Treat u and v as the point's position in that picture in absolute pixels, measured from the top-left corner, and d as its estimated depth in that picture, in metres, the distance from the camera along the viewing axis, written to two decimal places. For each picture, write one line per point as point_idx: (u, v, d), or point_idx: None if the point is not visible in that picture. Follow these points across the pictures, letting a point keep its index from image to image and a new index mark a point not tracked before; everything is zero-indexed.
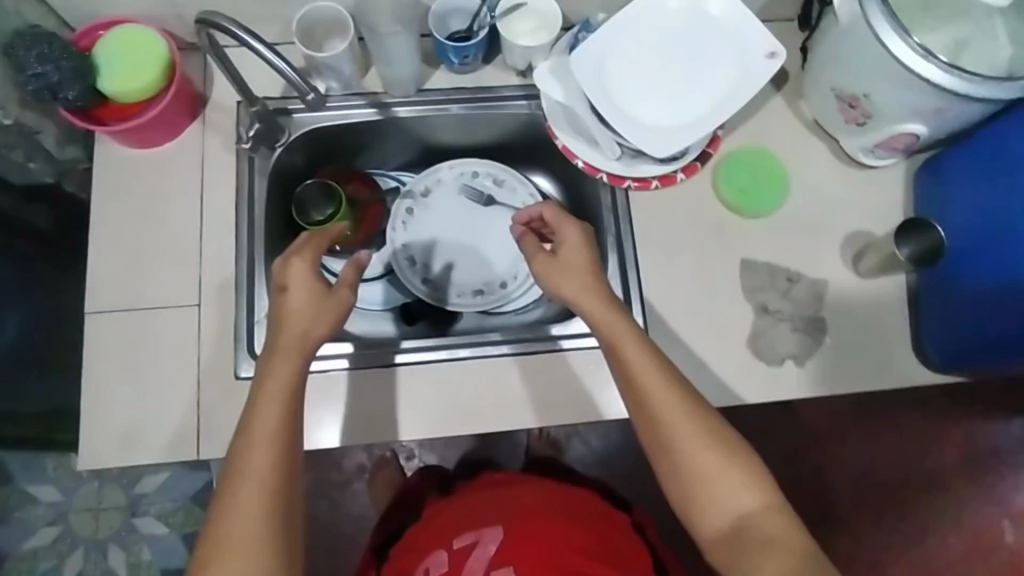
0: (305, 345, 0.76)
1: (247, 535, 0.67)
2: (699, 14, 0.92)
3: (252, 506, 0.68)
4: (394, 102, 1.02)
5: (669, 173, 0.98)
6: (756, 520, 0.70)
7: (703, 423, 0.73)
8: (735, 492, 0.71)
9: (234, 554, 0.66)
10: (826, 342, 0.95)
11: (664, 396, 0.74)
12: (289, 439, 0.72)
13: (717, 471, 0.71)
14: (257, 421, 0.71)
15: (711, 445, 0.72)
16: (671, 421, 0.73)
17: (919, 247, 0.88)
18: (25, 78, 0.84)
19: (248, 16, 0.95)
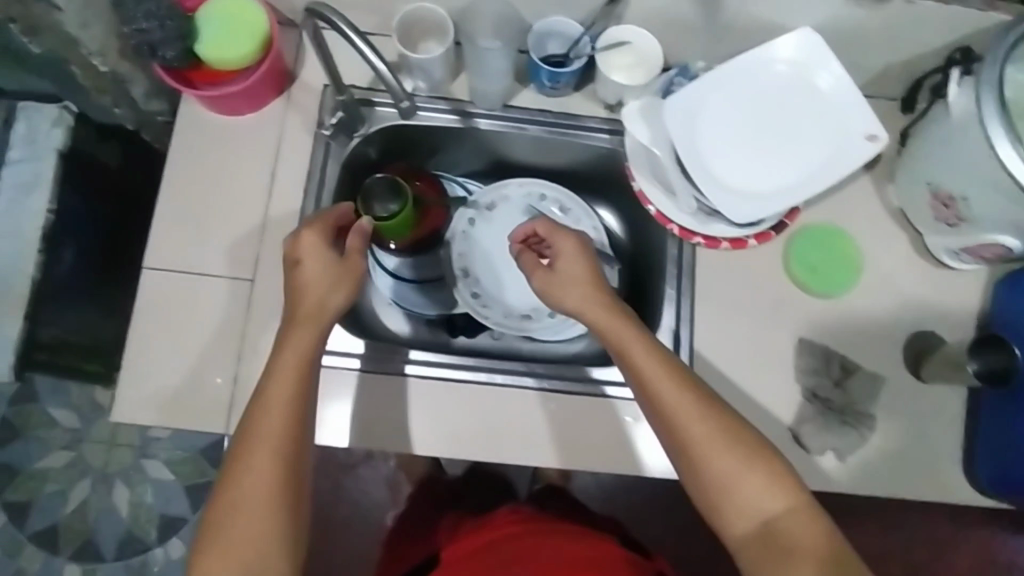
0: (320, 311, 0.79)
1: (259, 489, 0.70)
2: (807, 84, 0.89)
3: (259, 472, 0.71)
4: (478, 113, 1.00)
5: (741, 238, 0.95)
6: (781, 516, 0.70)
7: (718, 419, 0.74)
8: (756, 489, 0.71)
9: (247, 505, 0.70)
10: (871, 441, 0.93)
11: (673, 397, 0.74)
12: (303, 397, 0.75)
13: (734, 468, 0.71)
14: (268, 387, 0.74)
15: (727, 442, 0.72)
16: (685, 421, 0.73)
17: (987, 364, 0.84)
18: (128, 32, 0.85)
19: (351, 4, 0.95)
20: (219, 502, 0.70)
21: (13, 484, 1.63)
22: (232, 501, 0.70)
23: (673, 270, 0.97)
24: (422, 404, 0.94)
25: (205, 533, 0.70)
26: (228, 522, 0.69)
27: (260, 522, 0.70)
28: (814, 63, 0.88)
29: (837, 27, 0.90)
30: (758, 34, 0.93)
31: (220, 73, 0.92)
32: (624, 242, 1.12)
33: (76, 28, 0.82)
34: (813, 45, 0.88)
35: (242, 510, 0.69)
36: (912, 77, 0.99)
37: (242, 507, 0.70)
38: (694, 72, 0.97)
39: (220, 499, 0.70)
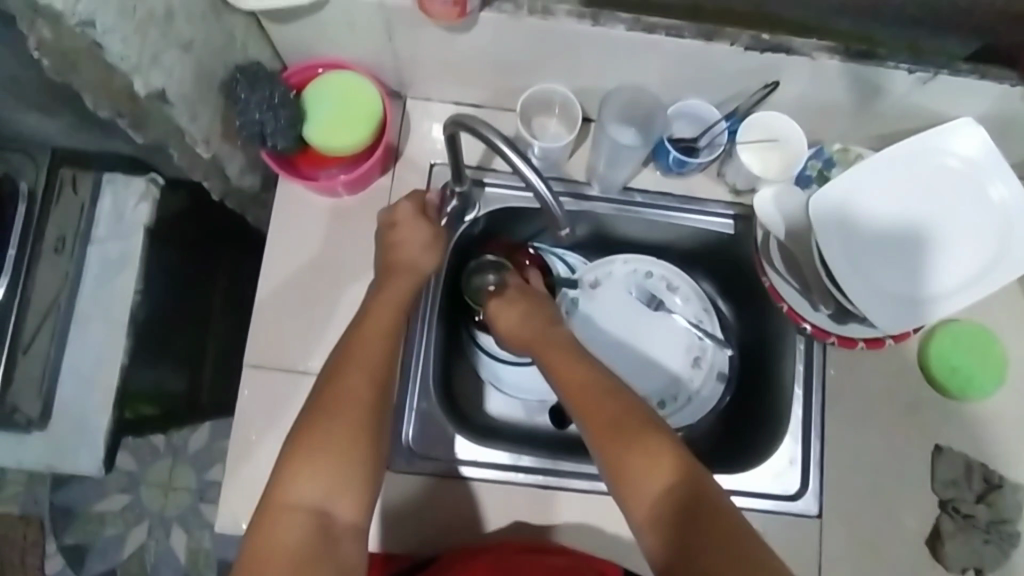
0: (418, 264, 0.81)
1: (349, 414, 0.70)
2: (975, 185, 0.82)
3: (343, 432, 0.69)
4: (594, 194, 0.94)
5: (879, 337, 0.88)
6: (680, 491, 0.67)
7: (623, 409, 0.72)
8: (660, 470, 0.68)
9: (332, 427, 0.69)
10: (1017, 557, 0.87)
11: (580, 389, 0.74)
12: (394, 339, 0.76)
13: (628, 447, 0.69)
14: (353, 356, 0.74)
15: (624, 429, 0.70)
16: (590, 412, 0.72)
17: None
18: (241, 124, 0.79)
19: (469, 80, 0.87)
20: (303, 425, 0.70)
21: (70, 527, 1.55)
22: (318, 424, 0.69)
23: (800, 367, 0.92)
24: (537, 513, 0.87)
25: (286, 452, 0.69)
26: (307, 442, 0.69)
27: (344, 444, 0.69)
28: (987, 171, 0.82)
29: (1001, 119, 0.83)
30: (909, 122, 0.86)
31: (326, 155, 0.87)
32: (733, 324, 1.06)
33: (186, 121, 0.75)
34: (989, 146, 0.81)
35: (328, 431, 0.69)
36: None
37: (325, 429, 0.69)
38: (830, 155, 0.90)
39: (307, 421, 0.70)
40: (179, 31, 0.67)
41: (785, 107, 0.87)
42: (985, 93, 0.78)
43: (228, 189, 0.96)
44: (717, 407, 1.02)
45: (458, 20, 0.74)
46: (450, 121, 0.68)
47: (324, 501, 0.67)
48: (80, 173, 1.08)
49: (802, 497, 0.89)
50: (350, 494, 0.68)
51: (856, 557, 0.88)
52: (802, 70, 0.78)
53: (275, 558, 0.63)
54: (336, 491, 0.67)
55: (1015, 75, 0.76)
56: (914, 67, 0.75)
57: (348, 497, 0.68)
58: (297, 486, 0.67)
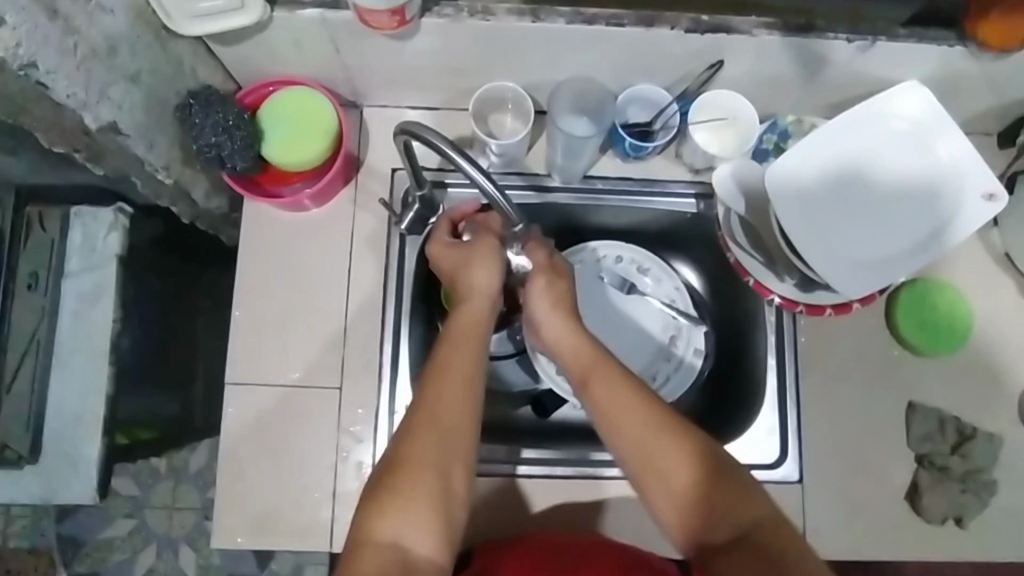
0: (489, 308, 0.77)
1: (427, 455, 0.68)
2: (922, 145, 0.83)
3: (417, 489, 0.67)
4: (556, 186, 0.95)
5: (845, 302, 0.90)
6: (742, 522, 0.67)
7: (672, 441, 0.68)
8: (720, 504, 0.67)
9: (417, 467, 0.67)
10: (994, 502, 0.89)
11: (622, 423, 0.70)
12: (476, 377, 0.72)
13: (677, 479, 0.68)
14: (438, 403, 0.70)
15: (676, 461, 0.68)
16: (637, 448, 0.69)
17: None
18: (198, 148, 0.80)
19: (421, 84, 0.88)
20: (378, 479, 0.68)
21: (79, 556, 1.57)
22: (407, 458, 0.68)
23: (772, 339, 0.94)
24: (522, 503, 0.90)
25: (369, 491, 0.68)
26: (399, 481, 0.67)
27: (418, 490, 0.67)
28: (934, 129, 0.83)
29: (945, 78, 0.84)
30: (858, 88, 0.87)
31: (288, 172, 0.88)
32: (706, 299, 1.07)
33: (144, 150, 0.76)
34: (934, 105, 0.82)
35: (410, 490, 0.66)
36: (1015, 114, 0.93)
37: (414, 471, 0.67)
38: (785, 127, 0.92)
39: (395, 459, 0.69)
40: (124, 63, 0.68)
41: (735, 85, 0.88)
42: (927, 55, 0.80)
43: (195, 213, 0.97)
44: (696, 383, 1.02)
45: (399, 29, 0.75)
46: (398, 129, 0.69)
47: (403, 536, 0.65)
48: (48, 210, 1.11)
49: (782, 465, 0.91)
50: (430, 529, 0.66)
51: (839, 519, 0.90)
52: (745, 48, 0.79)
53: None
54: (417, 525, 0.65)
55: (954, 35, 0.78)
56: (852, 36, 0.77)
57: (429, 532, 0.66)
58: (387, 524, 0.65)
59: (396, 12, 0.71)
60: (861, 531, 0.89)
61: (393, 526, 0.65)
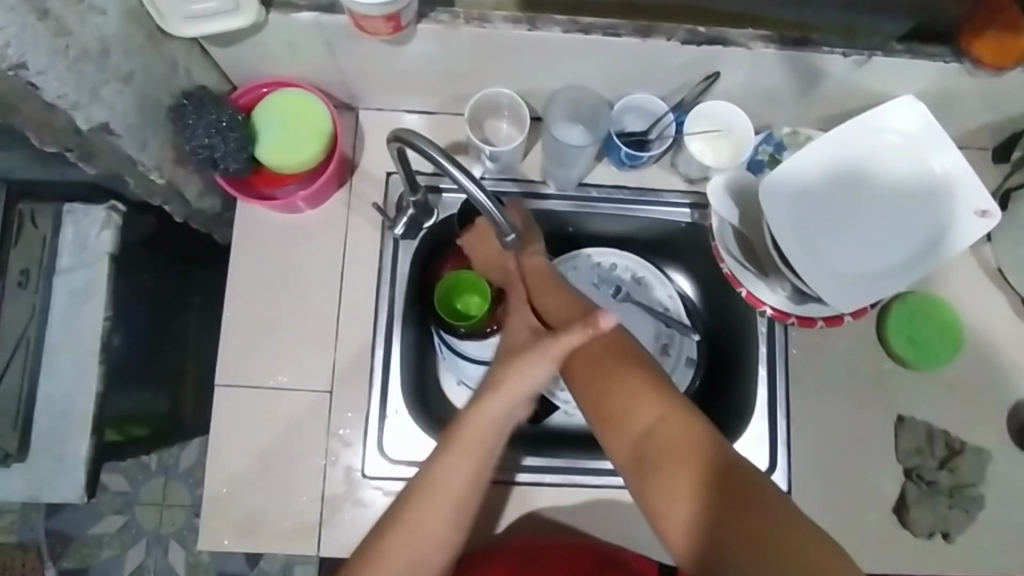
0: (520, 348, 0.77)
1: (433, 518, 0.68)
2: (918, 160, 0.84)
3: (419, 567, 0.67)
4: (551, 193, 0.95)
5: (836, 315, 0.89)
6: (670, 429, 0.65)
7: (609, 356, 0.70)
8: (633, 395, 0.67)
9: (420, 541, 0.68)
10: (981, 517, 0.90)
11: (568, 344, 0.72)
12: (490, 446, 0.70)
13: (614, 391, 0.68)
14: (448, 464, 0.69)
15: (613, 373, 0.69)
16: (583, 363, 0.71)
17: None
18: (190, 148, 0.80)
19: (416, 89, 0.88)
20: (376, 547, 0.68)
21: (68, 551, 1.56)
22: (412, 518, 0.68)
23: (763, 349, 0.94)
24: (510, 509, 0.90)
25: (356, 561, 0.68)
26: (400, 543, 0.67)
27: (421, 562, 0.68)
28: (929, 144, 0.83)
29: (940, 93, 0.84)
30: (855, 101, 0.87)
31: (282, 174, 0.88)
32: (700, 308, 1.07)
33: (136, 150, 0.76)
34: (928, 120, 0.83)
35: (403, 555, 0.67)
36: (1010, 130, 0.93)
37: (412, 539, 0.68)
38: (779, 139, 0.92)
39: (401, 525, 0.68)
40: (117, 64, 0.68)
41: (731, 95, 0.88)
42: (923, 71, 0.80)
43: (189, 213, 0.97)
44: (688, 391, 1.03)
45: (394, 34, 0.75)
46: (391, 135, 0.69)
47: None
48: (40, 207, 1.10)
49: (771, 476, 0.91)
50: None
51: (828, 531, 0.90)
52: (740, 60, 0.79)
53: None
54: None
55: (951, 52, 0.77)
56: (848, 50, 0.77)
57: None
58: None
59: (391, 19, 0.71)
60: (850, 543, 0.90)
61: None
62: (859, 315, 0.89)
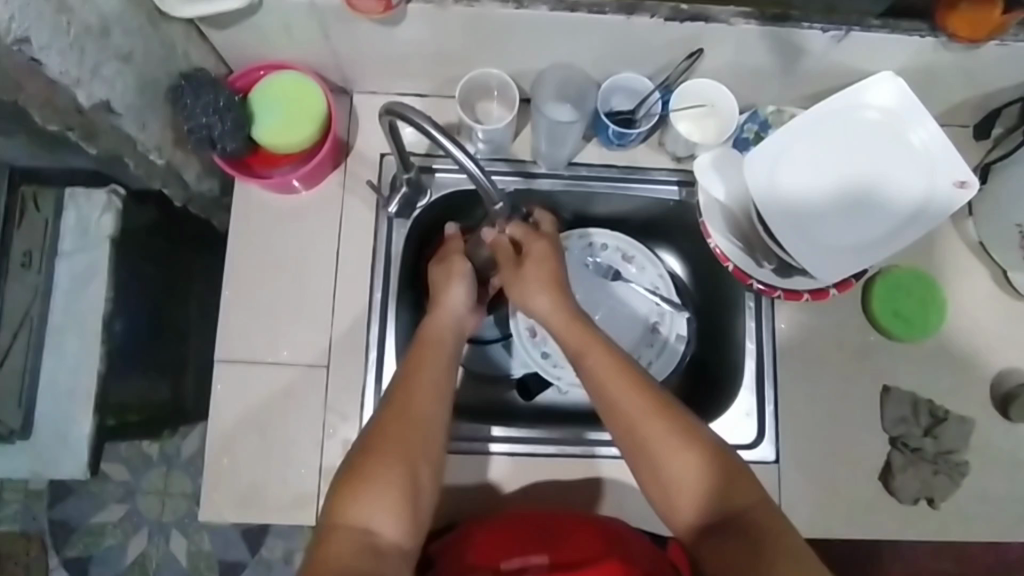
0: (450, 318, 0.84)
1: (391, 449, 0.72)
2: (896, 133, 0.86)
3: (381, 487, 0.69)
4: (541, 173, 0.98)
5: (822, 289, 0.91)
6: (747, 512, 0.70)
7: (675, 434, 0.73)
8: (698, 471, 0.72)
9: (383, 454, 0.71)
10: (965, 483, 0.91)
11: (645, 442, 0.73)
12: (441, 390, 0.77)
13: (683, 470, 0.72)
14: (403, 407, 0.75)
15: (692, 459, 0.72)
16: (648, 439, 0.73)
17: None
18: (188, 129, 0.82)
19: (408, 71, 0.91)
20: (353, 465, 0.71)
21: (70, 540, 1.58)
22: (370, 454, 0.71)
23: (751, 324, 0.96)
24: (506, 479, 0.92)
25: (340, 479, 0.71)
26: (367, 464, 0.71)
27: (385, 473, 0.70)
28: (908, 117, 0.85)
29: (919, 68, 0.87)
30: (836, 78, 0.90)
31: (277, 155, 0.90)
32: (689, 287, 1.10)
33: (136, 130, 0.78)
34: (907, 94, 0.85)
35: (371, 472, 0.70)
36: (990, 106, 0.95)
37: (369, 473, 0.70)
38: (764, 117, 0.95)
39: (371, 439, 0.73)
40: (117, 43, 0.70)
41: (715, 74, 0.90)
42: (901, 45, 0.82)
43: (188, 196, 0.99)
44: (679, 367, 1.05)
45: (387, 13, 0.78)
46: (384, 109, 0.71)
47: (372, 520, 0.68)
48: (41, 190, 1.11)
49: (760, 445, 0.93)
50: (391, 511, 0.69)
51: (814, 500, 0.92)
52: (723, 37, 0.82)
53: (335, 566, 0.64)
54: (385, 508, 0.68)
55: (927, 26, 0.80)
56: (827, 26, 0.79)
57: (388, 513, 0.69)
58: (353, 508, 0.68)
59: None
60: (836, 512, 0.92)
61: (360, 500, 0.69)
62: (841, 290, 0.91)
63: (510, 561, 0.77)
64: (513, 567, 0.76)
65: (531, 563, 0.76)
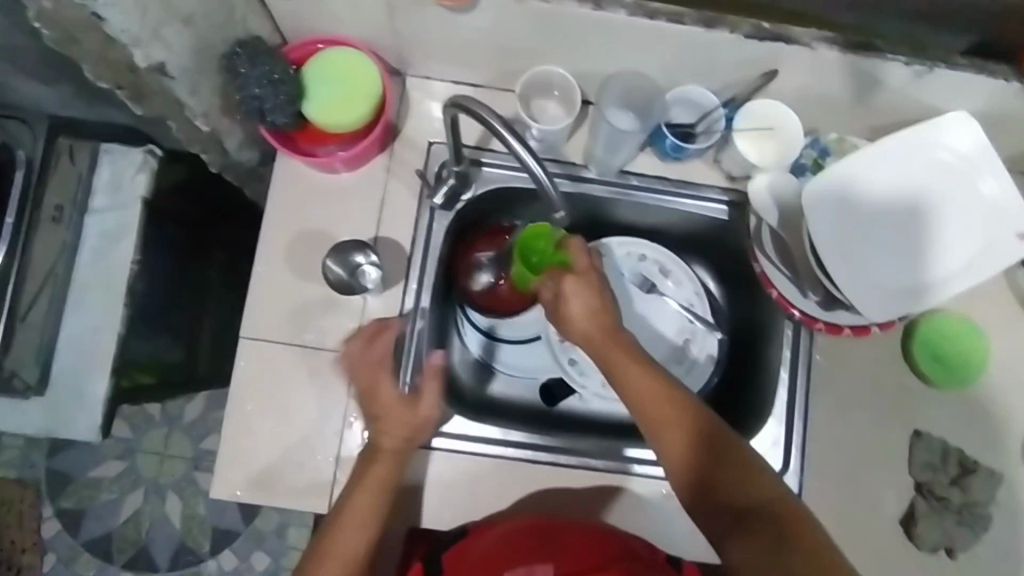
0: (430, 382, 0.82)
1: (348, 541, 0.77)
2: (968, 178, 0.83)
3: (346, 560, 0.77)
4: (591, 178, 0.95)
5: (865, 325, 0.90)
6: (772, 512, 0.73)
7: (687, 412, 0.77)
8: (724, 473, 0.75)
9: (360, 531, 0.78)
10: (986, 537, 0.90)
11: (669, 426, 0.76)
12: (403, 453, 0.81)
13: (710, 467, 0.76)
14: (361, 486, 0.79)
15: (709, 451, 0.76)
16: (676, 445, 0.76)
17: None
18: (239, 98, 0.79)
19: (467, 60, 0.88)
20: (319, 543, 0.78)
21: (66, 492, 1.57)
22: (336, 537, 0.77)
23: (788, 353, 0.94)
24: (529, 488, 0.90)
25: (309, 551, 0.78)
26: (337, 543, 0.77)
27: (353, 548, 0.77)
28: (980, 162, 0.83)
29: (996, 112, 0.84)
30: (908, 114, 0.87)
31: (325, 133, 0.87)
32: (724, 308, 1.07)
33: (186, 94, 0.76)
34: (982, 139, 0.82)
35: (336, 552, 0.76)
36: None
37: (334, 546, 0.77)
38: (825, 144, 0.91)
39: (335, 520, 0.78)
40: (180, 4, 0.67)
41: (783, 96, 0.87)
42: (983, 89, 0.79)
43: (227, 163, 0.96)
44: (707, 386, 1.04)
45: (459, 1, 0.75)
46: (449, 102, 0.70)
47: None
48: (78, 143, 1.08)
49: (784, 477, 0.91)
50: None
51: (833, 539, 0.90)
52: (800, 59, 0.79)
53: None
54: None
55: (1013, 71, 0.77)
56: (912, 60, 0.76)
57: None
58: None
59: None
60: (855, 552, 0.90)
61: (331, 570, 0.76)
62: (884, 330, 0.90)
63: (515, 570, 0.76)
64: None
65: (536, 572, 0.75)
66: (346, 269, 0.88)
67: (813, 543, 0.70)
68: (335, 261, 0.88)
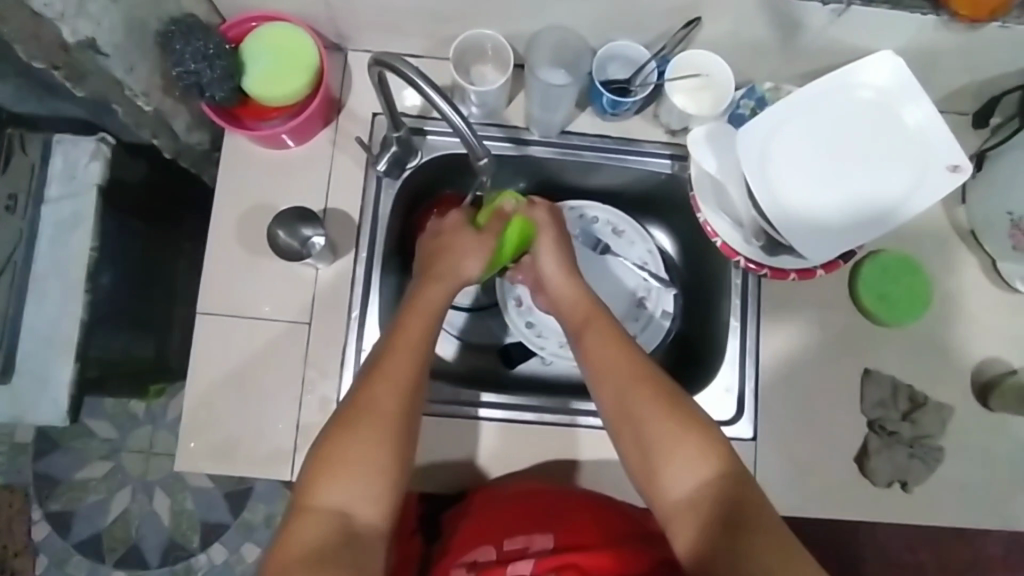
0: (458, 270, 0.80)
1: (364, 428, 0.69)
2: (893, 114, 0.85)
3: (360, 470, 0.67)
4: (533, 140, 0.97)
5: (809, 268, 0.91)
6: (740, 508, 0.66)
7: (660, 391, 0.71)
8: (692, 458, 0.69)
9: (365, 435, 0.68)
10: (940, 469, 0.92)
11: (642, 418, 0.70)
12: (419, 350, 0.74)
13: (677, 449, 0.69)
14: (379, 379, 0.71)
15: (683, 433, 0.69)
16: (643, 417, 0.70)
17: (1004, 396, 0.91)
18: (176, 74, 0.81)
19: (402, 29, 0.90)
20: (328, 436, 0.69)
21: (54, 494, 1.58)
22: (348, 441, 0.68)
23: (736, 301, 0.96)
24: (487, 444, 0.91)
25: (317, 450, 0.69)
26: (348, 445, 0.68)
27: (365, 452, 0.68)
28: (903, 97, 0.84)
29: (919, 50, 0.86)
30: (835, 55, 0.89)
31: (267, 108, 0.89)
32: (679, 264, 1.09)
33: (123, 72, 0.78)
34: (903, 74, 0.84)
35: (351, 454, 0.68)
36: (989, 94, 0.94)
37: (345, 453, 0.68)
38: (762, 93, 0.93)
39: (342, 426, 0.69)
40: None
41: (713, 46, 0.89)
42: (901, 23, 0.81)
43: (177, 147, 0.98)
44: (664, 342, 1.05)
45: None
46: (373, 60, 0.73)
47: (345, 502, 0.67)
48: (29, 134, 1.12)
49: (739, 422, 0.93)
50: (370, 496, 0.67)
51: (790, 479, 0.92)
52: (720, 6, 0.81)
53: (291, 555, 0.64)
54: (359, 492, 0.67)
55: (928, 4, 0.79)
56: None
57: (369, 500, 0.67)
58: (328, 488, 0.67)
59: None
60: (812, 491, 0.92)
61: (348, 475, 0.67)
62: (828, 272, 0.91)
63: (513, 538, 0.76)
64: (516, 546, 0.75)
65: (534, 542, 0.75)
66: (297, 241, 0.89)
67: (778, 533, 0.65)
68: (285, 234, 0.89)
